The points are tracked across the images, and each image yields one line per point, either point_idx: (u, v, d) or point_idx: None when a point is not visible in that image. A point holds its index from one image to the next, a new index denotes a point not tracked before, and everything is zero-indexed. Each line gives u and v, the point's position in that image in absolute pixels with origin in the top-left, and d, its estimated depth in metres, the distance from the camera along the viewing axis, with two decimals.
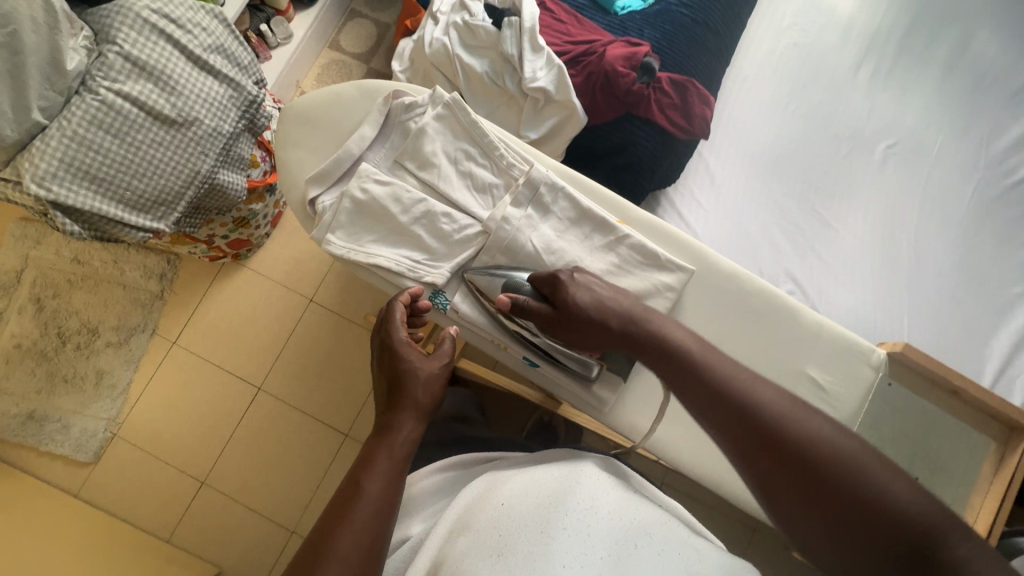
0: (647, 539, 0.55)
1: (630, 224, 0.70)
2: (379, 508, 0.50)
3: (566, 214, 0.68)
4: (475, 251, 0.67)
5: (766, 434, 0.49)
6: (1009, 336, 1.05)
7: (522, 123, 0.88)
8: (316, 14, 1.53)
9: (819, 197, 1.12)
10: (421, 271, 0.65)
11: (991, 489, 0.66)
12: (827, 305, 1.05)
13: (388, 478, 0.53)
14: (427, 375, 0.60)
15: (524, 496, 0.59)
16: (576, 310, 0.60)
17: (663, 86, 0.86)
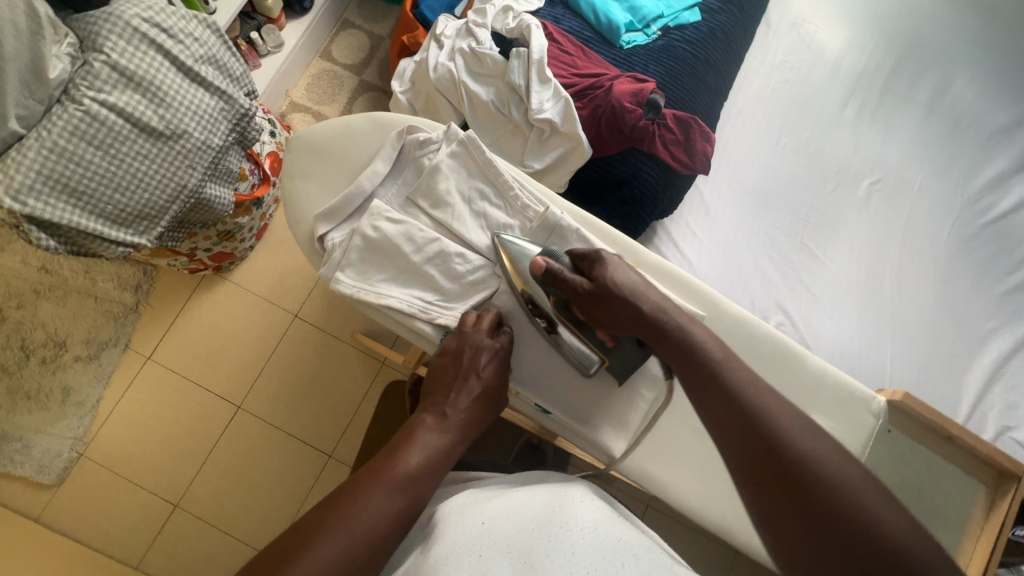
0: (633, 556, 0.48)
1: (643, 268, 0.71)
2: (409, 500, 0.52)
3: None
4: (488, 294, 0.66)
5: (780, 475, 0.48)
6: (982, 370, 1.10)
7: (526, 153, 0.88)
8: (309, 22, 1.50)
9: (808, 230, 1.15)
10: (433, 313, 0.64)
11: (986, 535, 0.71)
12: (815, 337, 1.08)
13: (428, 475, 0.55)
14: (491, 402, 0.62)
15: (508, 515, 0.54)
16: (599, 289, 0.60)
17: (667, 122, 0.87)
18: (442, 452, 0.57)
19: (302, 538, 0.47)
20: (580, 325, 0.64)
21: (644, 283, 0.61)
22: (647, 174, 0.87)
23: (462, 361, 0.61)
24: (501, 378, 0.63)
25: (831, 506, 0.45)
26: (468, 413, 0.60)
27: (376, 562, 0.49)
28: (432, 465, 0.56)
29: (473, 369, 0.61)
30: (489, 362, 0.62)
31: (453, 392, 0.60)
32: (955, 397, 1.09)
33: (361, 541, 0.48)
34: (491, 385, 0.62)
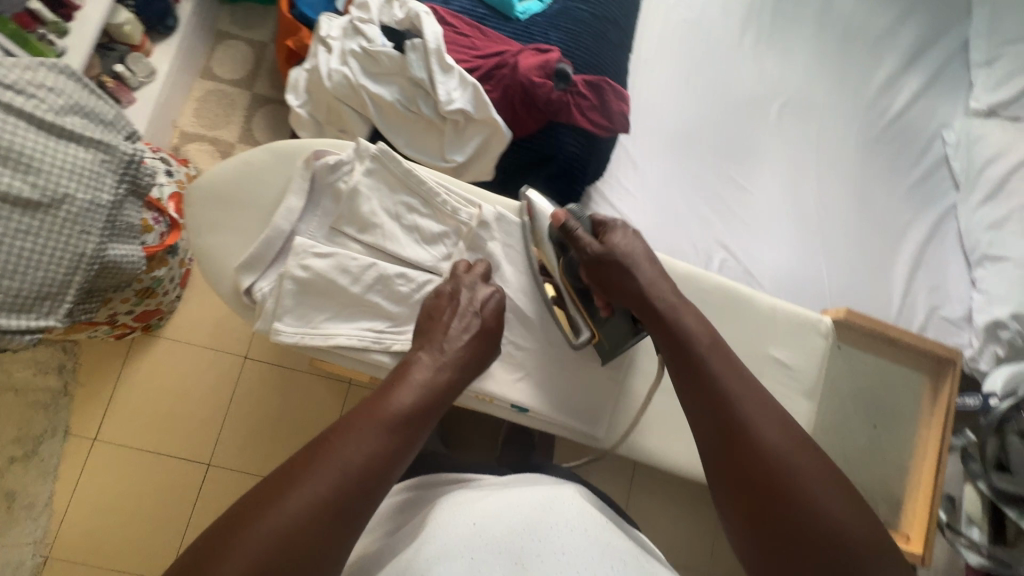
0: (622, 563, 0.45)
1: None
2: (402, 439, 0.51)
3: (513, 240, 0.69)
4: None
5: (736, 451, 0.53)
6: (905, 262, 1.19)
7: (445, 147, 0.85)
8: (179, 42, 1.36)
9: (731, 163, 1.19)
10: (387, 341, 0.61)
11: (934, 416, 0.81)
12: (756, 264, 1.13)
13: (424, 412, 0.54)
14: (485, 332, 0.61)
15: (499, 513, 0.51)
16: (606, 252, 0.63)
17: (581, 89, 0.86)
18: (437, 391, 0.55)
19: (291, 473, 0.47)
20: (582, 291, 0.67)
21: (649, 257, 0.64)
22: (571, 145, 0.87)
23: (457, 299, 0.62)
24: (499, 317, 0.63)
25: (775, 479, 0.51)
26: (463, 351, 0.59)
27: (368, 500, 0.48)
28: (427, 404, 0.54)
29: (467, 309, 0.61)
30: (487, 299, 0.63)
31: (446, 331, 0.59)
32: (888, 292, 1.17)
33: (350, 476, 0.47)
34: (485, 321, 0.61)
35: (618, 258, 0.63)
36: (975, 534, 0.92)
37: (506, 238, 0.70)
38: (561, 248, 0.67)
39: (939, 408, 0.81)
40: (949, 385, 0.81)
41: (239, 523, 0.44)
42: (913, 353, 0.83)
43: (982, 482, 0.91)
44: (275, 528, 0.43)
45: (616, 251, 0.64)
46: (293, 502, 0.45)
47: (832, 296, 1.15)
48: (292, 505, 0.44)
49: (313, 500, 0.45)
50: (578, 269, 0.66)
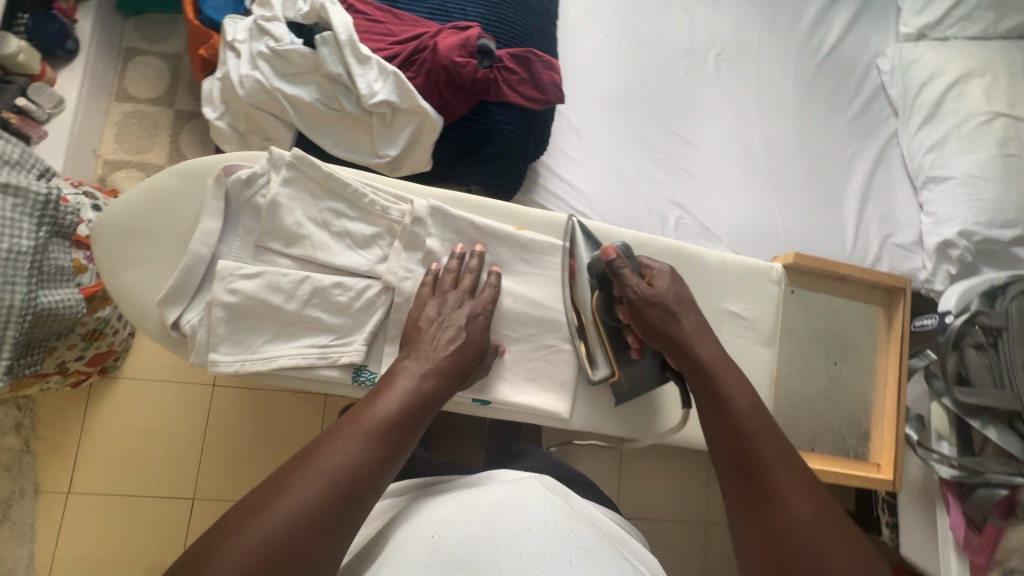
0: (585, 554, 0.48)
1: (528, 228, 0.71)
2: (389, 448, 0.49)
3: (453, 230, 0.66)
4: (385, 313, 0.62)
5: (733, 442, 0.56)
6: (855, 195, 1.21)
7: (376, 142, 0.82)
8: (84, 64, 1.26)
9: (675, 119, 1.18)
10: (333, 355, 0.59)
11: (890, 345, 0.83)
12: (711, 218, 1.13)
13: (413, 418, 0.52)
14: (471, 344, 0.59)
15: (458, 520, 0.52)
16: (655, 295, 0.63)
17: (507, 63, 0.84)
18: (424, 397, 0.53)
19: (274, 485, 0.44)
20: (616, 331, 0.67)
21: (689, 305, 0.65)
22: (506, 123, 0.85)
23: (441, 311, 0.60)
24: (485, 331, 0.61)
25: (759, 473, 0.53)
26: (451, 358, 0.57)
27: (354, 511, 0.45)
28: (414, 410, 0.52)
29: (455, 323, 0.59)
30: (470, 309, 0.61)
31: (433, 340, 0.57)
32: (842, 226, 1.19)
33: (336, 487, 0.45)
34: (472, 335, 0.60)
35: (665, 305, 0.63)
36: (944, 449, 0.95)
37: (443, 232, 0.65)
38: (602, 284, 0.66)
39: (892, 336, 0.83)
40: (902, 312, 0.83)
41: (216, 540, 0.41)
42: (864, 287, 0.85)
43: (945, 398, 0.93)
44: (254, 544, 0.41)
45: (664, 297, 0.64)
46: (272, 517, 0.42)
47: (789, 238, 1.15)
48: (273, 519, 0.42)
49: (296, 512, 0.43)
50: (616, 308, 0.66)
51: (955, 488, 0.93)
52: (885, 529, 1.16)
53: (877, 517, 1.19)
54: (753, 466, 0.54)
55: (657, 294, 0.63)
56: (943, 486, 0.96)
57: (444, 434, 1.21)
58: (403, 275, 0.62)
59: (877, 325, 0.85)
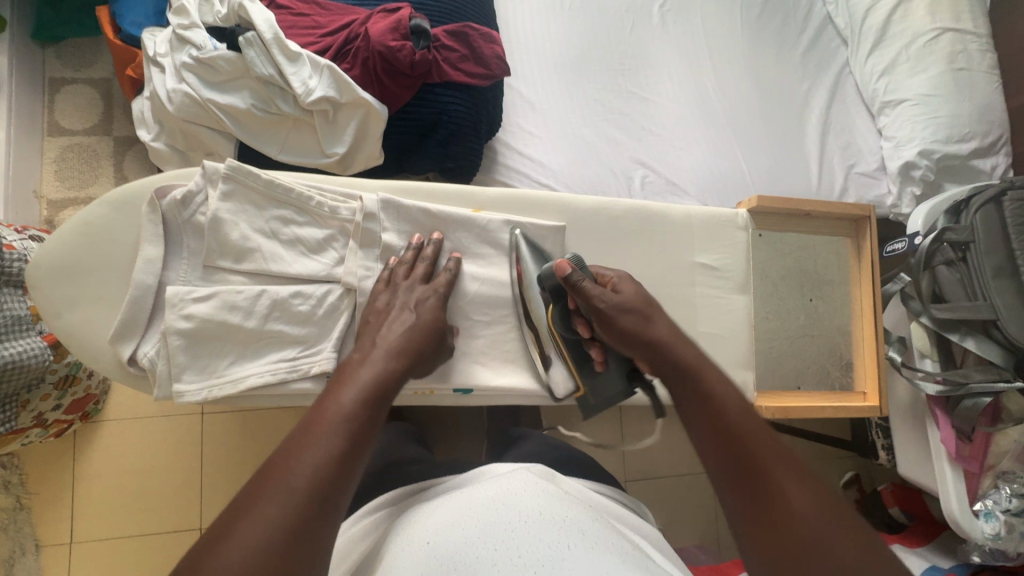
0: (581, 539, 0.48)
1: (486, 209, 0.69)
2: (354, 440, 0.47)
3: (409, 221, 0.64)
4: (351, 315, 0.60)
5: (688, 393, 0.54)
6: (815, 129, 1.20)
7: (322, 142, 0.79)
8: (7, 101, 1.19)
9: (626, 77, 1.16)
10: (303, 366, 0.58)
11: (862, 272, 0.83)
12: (676, 172, 1.12)
13: (374, 407, 0.50)
14: (424, 327, 0.57)
15: (452, 524, 0.51)
16: (624, 301, 0.60)
17: (444, 42, 0.81)
18: (382, 382, 0.51)
19: (239, 507, 0.41)
20: (577, 343, 0.64)
21: (655, 308, 0.62)
22: (453, 104, 0.83)
23: (390, 304, 0.58)
24: (440, 314, 0.59)
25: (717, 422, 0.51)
26: (403, 341, 0.55)
27: (332, 512, 0.43)
28: (375, 399, 0.50)
29: (405, 311, 0.57)
30: (428, 299, 0.60)
31: (383, 330, 0.55)
32: (807, 162, 1.19)
33: (309, 492, 0.43)
34: (424, 317, 0.58)
35: (636, 310, 0.60)
36: (927, 367, 0.96)
37: (398, 224, 0.63)
38: (557, 295, 0.63)
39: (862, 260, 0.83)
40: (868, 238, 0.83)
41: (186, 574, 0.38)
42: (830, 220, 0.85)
43: (924, 317, 0.94)
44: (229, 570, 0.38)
45: (631, 302, 0.60)
46: (245, 539, 0.39)
47: (755, 181, 1.15)
48: (244, 540, 0.39)
49: (268, 527, 0.40)
50: (575, 320, 0.63)
51: (943, 403, 0.94)
52: (880, 451, 1.19)
53: (871, 442, 1.23)
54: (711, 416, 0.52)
55: (627, 300, 0.60)
56: (929, 402, 0.97)
57: (442, 427, 1.21)
58: (363, 274, 0.61)
59: (848, 256, 0.85)
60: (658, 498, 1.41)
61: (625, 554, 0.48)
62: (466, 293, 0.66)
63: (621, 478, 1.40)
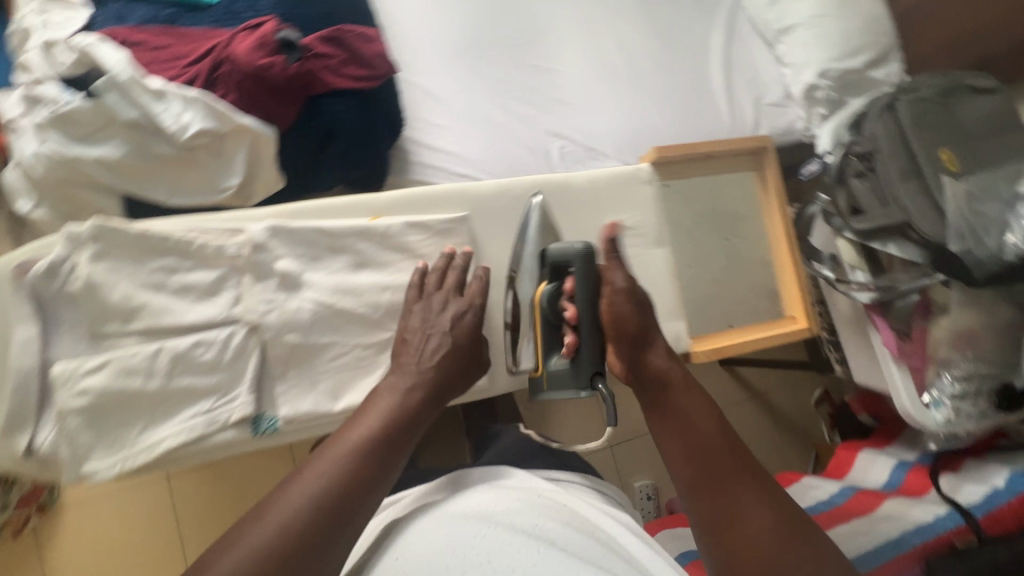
0: (550, 544, 0.54)
1: (384, 214, 0.75)
2: (369, 463, 0.53)
3: (296, 252, 0.68)
4: (259, 357, 0.65)
5: (654, 387, 0.61)
6: (719, 68, 1.22)
7: (214, 176, 0.75)
8: None
9: (525, 51, 1.15)
10: (219, 415, 0.62)
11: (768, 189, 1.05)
12: (594, 137, 1.12)
13: (400, 435, 0.57)
14: (456, 347, 0.66)
15: (434, 548, 0.55)
16: (625, 298, 0.66)
17: (320, 49, 0.77)
18: (404, 412, 0.59)
19: (252, 514, 0.48)
20: (554, 326, 0.70)
21: (643, 308, 0.67)
22: (345, 111, 0.80)
23: (426, 323, 0.66)
24: (472, 330, 0.69)
25: (679, 415, 0.58)
26: (435, 370, 0.63)
27: (339, 523, 0.49)
28: (394, 426, 0.57)
29: (441, 330, 0.66)
30: (464, 316, 0.69)
31: (420, 352, 0.64)
32: (718, 102, 1.20)
33: (317, 504, 0.49)
34: (458, 336, 0.67)
35: (637, 300, 0.66)
36: (858, 277, 0.99)
37: (294, 249, 0.68)
38: (557, 274, 0.72)
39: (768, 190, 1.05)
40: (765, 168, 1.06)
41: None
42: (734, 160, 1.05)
43: (845, 231, 0.98)
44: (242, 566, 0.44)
45: (636, 296, 0.67)
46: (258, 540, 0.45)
47: (671, 132, 1.16)
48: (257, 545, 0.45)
49: (277, 540, 0.46)
50: (566, 297, 0.69)
51: (879, 308, 0.99)
52: (835, 366, 1.24)
53: (826, 358, 1.28)
54: (675, 407, 0.59)
55: (627, 298, 0.66)
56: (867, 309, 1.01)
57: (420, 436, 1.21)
58: (264, 309, 0.65)
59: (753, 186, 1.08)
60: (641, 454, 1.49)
61: (592, 554, 0.54)
62: (377, 304, 0.71)
63: (608, 443, 1.46)
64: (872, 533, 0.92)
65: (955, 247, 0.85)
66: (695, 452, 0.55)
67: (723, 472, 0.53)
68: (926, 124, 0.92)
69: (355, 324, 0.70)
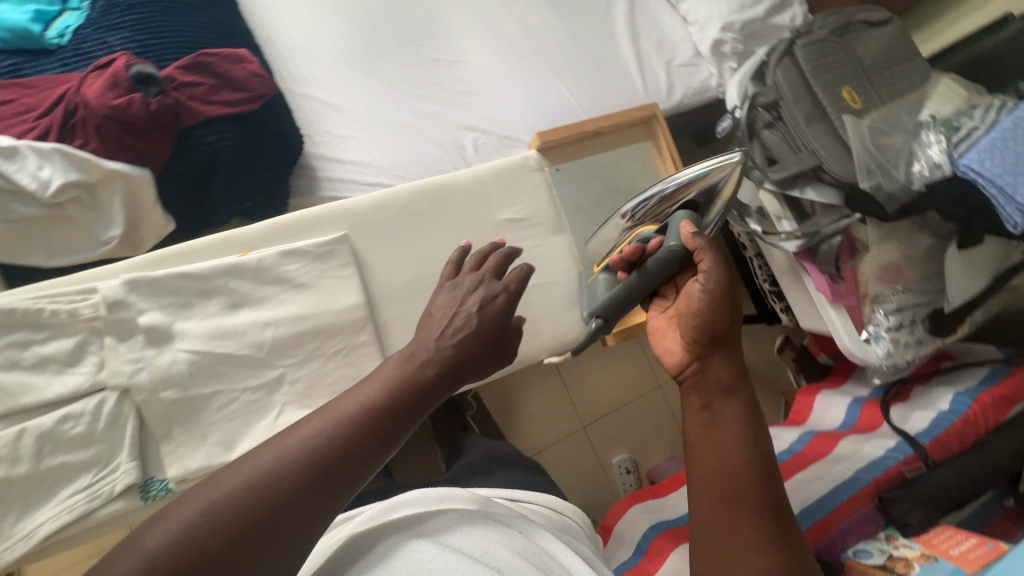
0: None
1: (255, 248, 0.76)
2: (378, 438, 0.45)
3: (167, 303, 0.69)
4: (137, 422, 0.66)
5: (710, 390, 0.54)
6: (624, 34, 1.19)
7: (91, 230, 0.71)
8: None
9: (422, 45, 1.11)
10: (102, 489, 0.63)
11: (665, 156, 0.99)
12: (506, 125, 1.09)
13: (413, 415, 0.49)
14: (487, 331, 0.57)
15: None
16: (713, 299, 0.57)
17: (183, 79, 0.75)
18: (424, 390, 0.50)
19: (236, 461, 0.42)
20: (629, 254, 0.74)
21: (735, 320, 0.57)
22: (225, 140, 0.77)
23: (460, 299, 0.59)
24: (502, 318, 0.58)
25: (724, 426, 0.52)
26: (456, 348, 0.54)
27: (328, 496, 0.42)
28: (413, 399, 0.49)
29: (468, 308, 0.58)
30: (501, 297, 0.60)
31: (446, 323, 0.56)
32: (628, 70, 1.18)
33: (311, 467, 0.42)
34: (486, 320, 0.57)
35: (723, 307, 0.57)
36: (786, 227, 0.99)
37: (158, 301, 0.69)
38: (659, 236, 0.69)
39: (666, 157, 0.98)
40: (659, 131, 0.99)
41: (148, 521, 0.38)
42: (625, 131, 1.00)
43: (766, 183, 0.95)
44: (199, 516, 0.38)
45: (722, 304, 0.57)
46: (227, 490, 0.40)
47: (586, 107, 1.13)
48: (213, 498, 0.39)
49: (231, 500, 0.39)
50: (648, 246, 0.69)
51: (808, 255, 0.97)
52: (782, 315, 1.25)
53: (772, 309, 1.29)
54: (721, 416, 0.53)
55: (715, 298, 0.57)
56: (800, 258, 1.00)
57: None
58: (132, 369, 0.66)
59: (654, 156, 1.00)
60: (614, 431, 1.49)
61: None
62: (260, 344, 0.71)
63: (579, 425, 1.46)
64: (828, 475, 0.94)
65: (866, 184, 0.86)
66: (725, 469, 0.49)
67: (745, 501, 0.48)
68: (823, 65, 0.92)
69: (239, 367, 0.70)
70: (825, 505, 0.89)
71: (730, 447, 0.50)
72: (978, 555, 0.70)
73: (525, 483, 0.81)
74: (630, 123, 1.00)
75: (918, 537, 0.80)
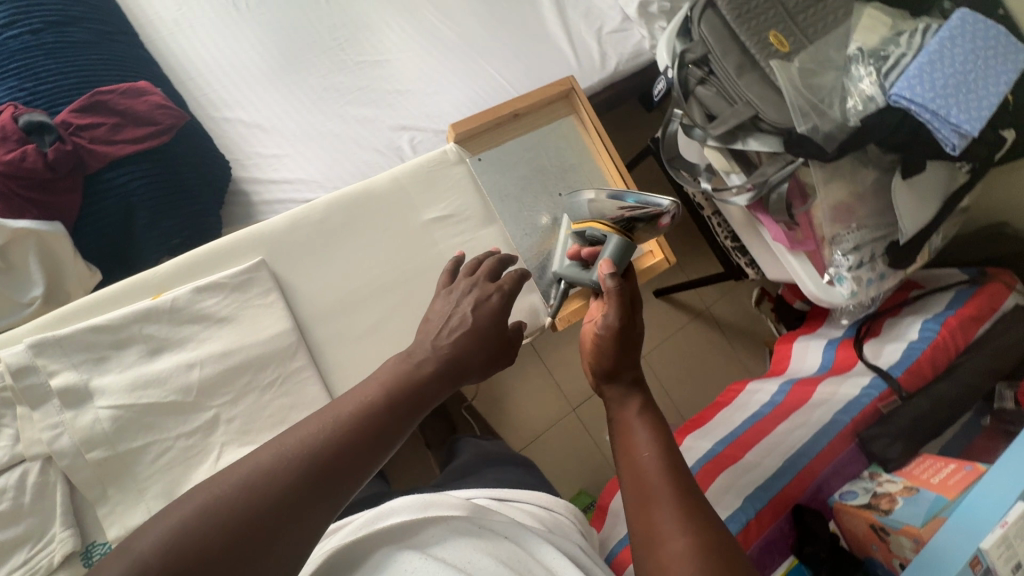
0: None
1: (168, 289, 0.74)
2: (379, 437, 0.45)
3: (82, 359, 0.68)
4: (66, 488, 0.65)
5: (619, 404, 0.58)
6: (549, 6, 1.16)
7: (9, 294, 0.72)
8: None
9: (343, 49, 1.07)
10: (40, 562, 0.62)
11: (591, 128, 0.95)
12: (441, 118, 1.06)
13: (411, 413, 0.48)
14: (478, 329, 0.55)
15: None
16: (607, 335, 0.59)
17: (77, 122, 0.73)
18: (422, 388, 0.49)
19: (237, 463, 0.40)
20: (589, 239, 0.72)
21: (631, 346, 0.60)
22: (137, 180, 0.76)
23: (452, 298, 0.58)
24: (500, 314, 0.57)
25: (629, 433, 0.55)
26: (454, 345, 0.53)
27: (330, 496, 0.41)
28: (411, 400, 0.48)
29: (462, 309, 0.56)
30: (496, 296, 0.58)
31: (443, 321, 0.55)
32: (558, 44, 1.15)
33: (315, 467, 0.41)
34: (482, 319, 0.55)
35: (617, 348, 0.59)
36: (736, 181, 0.97)
37: (70, 359, 0.67)
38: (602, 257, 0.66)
39: (591, 130, 0.96)
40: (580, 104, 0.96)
41: (147, 524, 0.37)
42: (545, 110, 0.97)
43: (709, 139, 0.95)
44: (196, 514, 0.37)
45: (618, 344, 0.59)
46: (228, 485, 0.39)
47: (519, 88, 1.10)
48: (210, 499, 0.38)
49: (231, 502, 0.38)
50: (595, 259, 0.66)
51: (761, 205, 0.97)
52: (749, 270, 1.25)
53: (737, 264, 1.28)
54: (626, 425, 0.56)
55: (607, 334, 0.59)
56: (755, 210, 0.99)
57: None
58: (50, 436, 0.64)
59: (580, 130, 0.97)
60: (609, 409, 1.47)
61: None
62: (188, 387, 0.69)
63: (569, 408, 1.45)
64: (807, 424, 0.93)
65: (803, 128, 0.84)
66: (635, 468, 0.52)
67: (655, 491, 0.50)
68: (746, 13, 0.90)
69: (169, 414, 0.68)
70: (807, 454, 0.88)
71: (635, 447, 0.54)
72: (957, 480, 0.74)
73: (510, 483, 0.78)
74: (550, 102, 0.97)
75: (899, 471, 0.83)
